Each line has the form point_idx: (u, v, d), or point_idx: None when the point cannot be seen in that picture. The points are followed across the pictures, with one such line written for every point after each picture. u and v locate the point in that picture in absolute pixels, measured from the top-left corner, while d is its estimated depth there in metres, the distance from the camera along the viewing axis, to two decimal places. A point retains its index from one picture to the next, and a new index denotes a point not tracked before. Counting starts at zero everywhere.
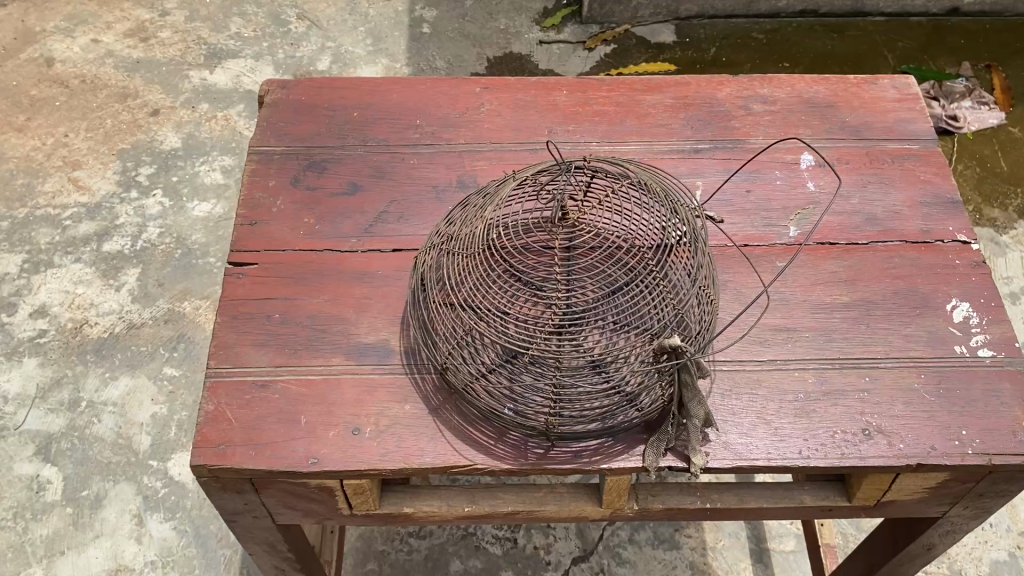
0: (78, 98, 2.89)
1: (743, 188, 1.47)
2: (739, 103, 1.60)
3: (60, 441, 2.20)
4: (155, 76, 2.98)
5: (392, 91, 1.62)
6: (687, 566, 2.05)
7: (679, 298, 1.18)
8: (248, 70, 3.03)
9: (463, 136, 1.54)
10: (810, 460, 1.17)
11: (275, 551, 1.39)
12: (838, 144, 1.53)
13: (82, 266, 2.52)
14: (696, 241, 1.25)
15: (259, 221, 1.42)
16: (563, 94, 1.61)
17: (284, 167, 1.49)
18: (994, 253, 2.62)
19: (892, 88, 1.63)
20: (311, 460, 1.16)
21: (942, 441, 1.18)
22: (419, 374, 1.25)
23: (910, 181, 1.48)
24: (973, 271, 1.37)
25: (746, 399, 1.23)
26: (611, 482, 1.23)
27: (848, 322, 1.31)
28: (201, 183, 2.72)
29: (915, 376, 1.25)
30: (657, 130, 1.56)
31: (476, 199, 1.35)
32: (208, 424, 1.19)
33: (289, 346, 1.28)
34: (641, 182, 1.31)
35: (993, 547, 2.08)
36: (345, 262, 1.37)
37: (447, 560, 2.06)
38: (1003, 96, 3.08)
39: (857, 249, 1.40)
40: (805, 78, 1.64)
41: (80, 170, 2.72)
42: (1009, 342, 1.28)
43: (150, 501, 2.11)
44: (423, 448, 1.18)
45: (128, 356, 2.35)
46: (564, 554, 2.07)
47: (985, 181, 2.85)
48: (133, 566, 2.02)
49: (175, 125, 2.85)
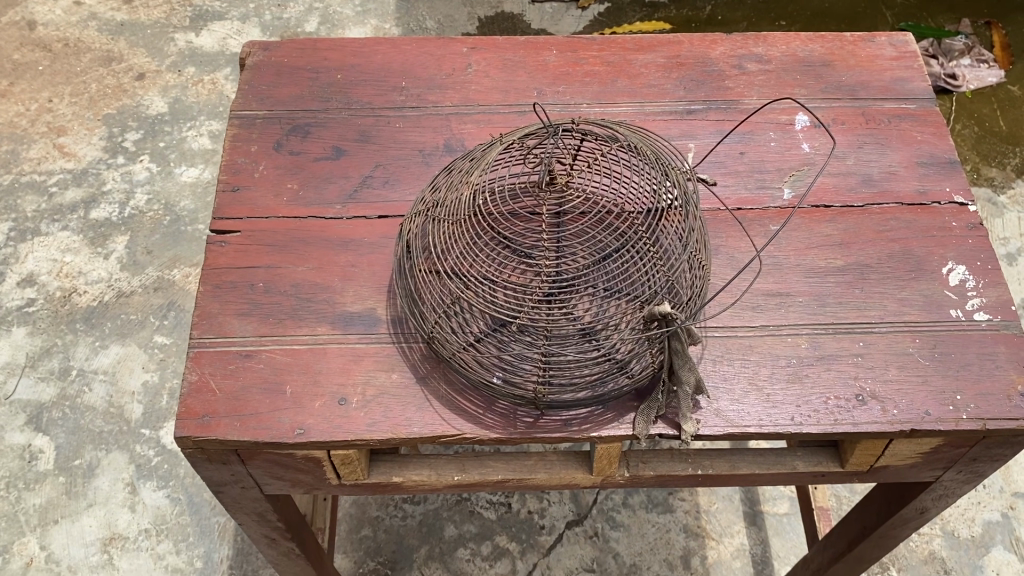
0: (62, 62, 2.83)
1: (736, 150, 1.44)
2: (732, 62, 1.56)
3: (51, 410, 2.18)
4: (140, 39, 2.92)
5: (376, 52, 1.58)
6: (681, 529, 2.06)
7: (670, 263, 1.15)
8: (234, 32, 2.97)
9: (450, 98, 1.51)
10: (802, 426, 1.15)
11: (264, 521, 1.38)
12: (833, 104, 1.50)
13: (69, 233, 2.49)
14: (688, 205, 1.22)
15: (241, 187, 1.39)
16: (552, 54, 1.57)
17: (266, 132, 1.46)
18: (992, 214, 2.60)
19: (889, 46, 1.59)
20: (297, 431, 1.15)
21: (937, 406, 1.17)
22: (406, 342, 1.23)
23: (907, 141, 1.45)
24: (970, 233, 1.34)
25: (738, 365, 1.21)
26: (602, 450, 1.22)
27: (842, 286, 1.29)
28: (189, 148, 2.68)
29: (910, 340, 1.23)
30: (648, 90, 1.52)
31: (462, 163, 1.32)
32: (191, 395, 1.17)
33: (274, 315, 1.25)
34: (632, 144, 1.28)
35: (986, 508, 2.09)
36: (329, 229, 1.34)
37: (441, 525, 2.06)
38: (1002, 53, 3.04)
39: (852, 211, 1.37)
40: (800, 36, 1.60)
41: (65, 136, 2.67)
42: (1005, 306, 1.26)
43: (143, 470, 2.11)
44: (410, 417, 1.16)
45: (118, 324, 2.33)
46: (559, 518, 2.07)
47: (984, 140, 2.82)
48: (127, 534, 2.01)
49: (161, 89, 2.80)
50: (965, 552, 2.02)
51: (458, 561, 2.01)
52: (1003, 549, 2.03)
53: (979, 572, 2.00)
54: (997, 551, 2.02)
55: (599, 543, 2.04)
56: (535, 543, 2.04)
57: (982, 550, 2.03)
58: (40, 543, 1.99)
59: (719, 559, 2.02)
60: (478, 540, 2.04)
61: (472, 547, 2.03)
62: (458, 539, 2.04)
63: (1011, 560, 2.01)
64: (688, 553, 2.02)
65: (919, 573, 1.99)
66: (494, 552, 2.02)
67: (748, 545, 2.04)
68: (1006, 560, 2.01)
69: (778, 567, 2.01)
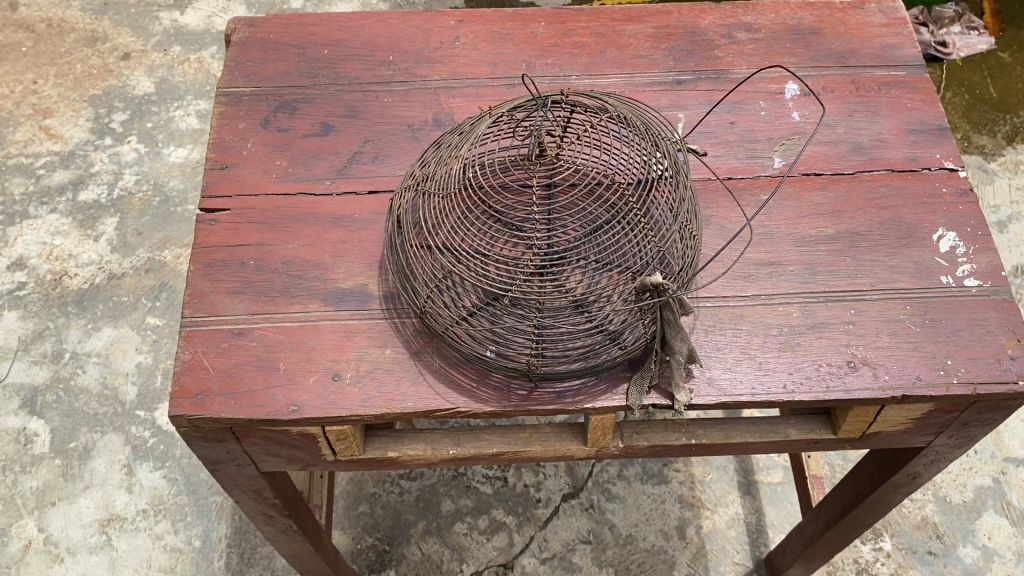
0: (46, 43, 2.80)
1: (726, 120, 1.44)
2: (722, 31, 1.55)
3: (46, 393, 2.18)
4: (124, 19, 2.89)
5: (363, 26, 1.57)
6: (676, 500, 2.07)
7: (661, 235, 1.15)
8: (219, 10, 2.94)
9: (438, 72, 1.50)
10: (795, 394, 1.16)
11: (261, 498, 1.39)
12: (823, 72, 1.49)
13: (58, 216, 2.47)
14: (679, 175, 1.22)
15: (229, 164, 1.38)
16: (541, 25, 1.56)
17: (253, 109, 1.45)
18: (982, 180, 2.61)
19: (879, 13, 1.58)
20: (291, 408, 1.15)
21: (928, 372, 1.17)
22: (399, 317, 1.23)
23: (897, 109, 1.45)
24: (960, 199, 1.34)
25: (730, 334, 1.22)
26: (596, 421, 1.23)
27: (833, 254, 1.29)
28: (176, 128, 2.66)
29: (901, 307, 1.24)
30: (638, 61, 1.51)
31: (451, 138, 1.31)
32: (185, 374, 1.17)
33: (266, 292, 1.25)
34: (621, 115, 1.27)
35: (977, 473, 2.11)
36: (319, 206, 1.34)
37: (438, 500, 2.07)
38: (993, 20, 3.02)
39: (843, 179, 1.37)
40: (789, 5, 1.59)
41: (51, 118, 2.64)
42: (995, 271, 1.27)
43: (139, 451, 2.11)
44: (404, 392, 1.17)
45: (110, 306, 2.32)
46: (554, 491, 2.09)
47: (974, 108, 2.81)
48: (124, 515, 2.02)
49: (147, 68, 2.78)
50: (957, 517, 2.05)
51: (456, 535, 2.02)
52: (994, 513, 2.05)
53: (971, 536, 2.02)
54: (989, 515, 2.05)
55: (595, 515, 2.05)
56: (532, 516, 2.05)
57: (974, 515, 2.05)
58: (38, 525, 2.00)
59: (715, 528, 2.04)
60: (475, 514, 2.05)
61: (469, 522, 2.04)
62: (455, 514, 2.05)
63: (1003, 523, 2.04)
64: (684, 523, 2.04)
65: (911, 538, 2.02)
66: (491, 525, 2.04)
67: (743, 514, 2.06)
68: (997, 524, 2.03)
69: (772, 535, 2.03)
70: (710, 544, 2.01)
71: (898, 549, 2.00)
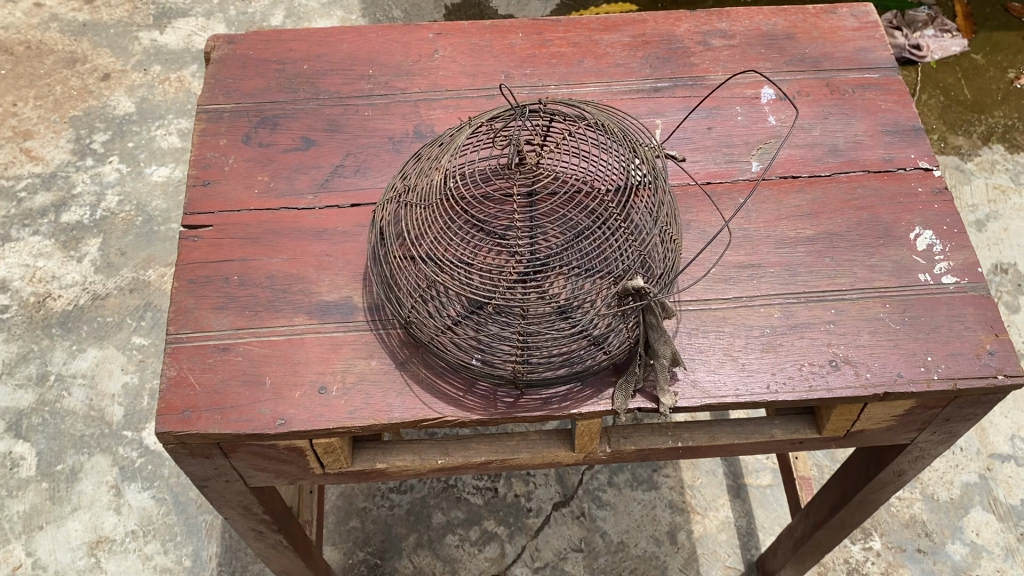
0: (24, 65, 2.79)
1: (703, 125, 1.46)
2: (697, 38, 1.57)
3: (30, 416, 2.17)
4: (103, 39, 2.88)
5: (342, 40, 1.58)
6: (667, 505, 2.08)
7: (642, 239, 1.17)
8: (199, 29, 2.95)
9: (417, 85, 1.51)
10: (778, 394, 1.17)
11: (251, 514, 1.39)
12: (798, 76, 1.51)
13: (40, 238, 2.46)
14: (657, 181, 1.24)
15: (211, 180, 1.39)
16: (519, 37, 1.58)
17: (234, 125, 1.45)
18: (960, 181, 2.64)
19: (851, 17, 1.61)
20: (278, 421, 1.15)
21: (909, 368, 1.19)
22: (384, 329, 1.24)
23: (871, 110, 1.47)
24: (935, 198, 1.36)
25: (713, 336, 1.23)
26: (583, 427, 1.23)
27: (813, 255, 1.31)
28: (158, 147, 2.66)
29: (881, 305, 1.25)
30: (615, 69, 1.53)
31: (431, 150, 1.32)
32: (171, 391, 1.17)
33: (250, 307, 1.25)
34: (600, 122, 1.28)
35: (964, 470, 2.12)
36: (302, 220, 1.34)
37: (429, 512, 2.07)
38: (965, 23, 3.07)
39: (820, 181, 1.39)
40: (763, 11, 1.61)
41: (32, 140, 2.64)
42: (972, 268, 1.29)
43: (127, 472, 2.10)
44: (391, 403, 1.17)
45: (95, 327, 2.31)
46: (545, 500, 2.09)
47: (949, 109, 2.85)
48: (113, 536, 2.00)
49: (128, 89, 2.78)
50: (945, 514, 2.06)
51: (447, 547, 2.02)
52: (981, 509, 2.07)
53: (959, 533, 2.04)
54: (976, 512, 2.06)
55: (586, 523, 2.06)
56: (523, 526, 2.05)
57: (961, 511, 2.07)
58: (26, 549, 1.98)
59: (705, 532, 2.04)
60: (466, 526, 2.05)
61: (460, 533, 2.04)
62: (446, 526, 2.05)
63: (989, 519, 2.05)
64: (674, 528, 2.05)
65: (900, 537, 2.03)
66: (483, 536, 2.04)
67: (733, 518, 2.07)
68: (984, 521, 2.05)
69: (763, 537, 2.04)
70: (701, 548, 2.02)
71: (888, 548, 2.02)
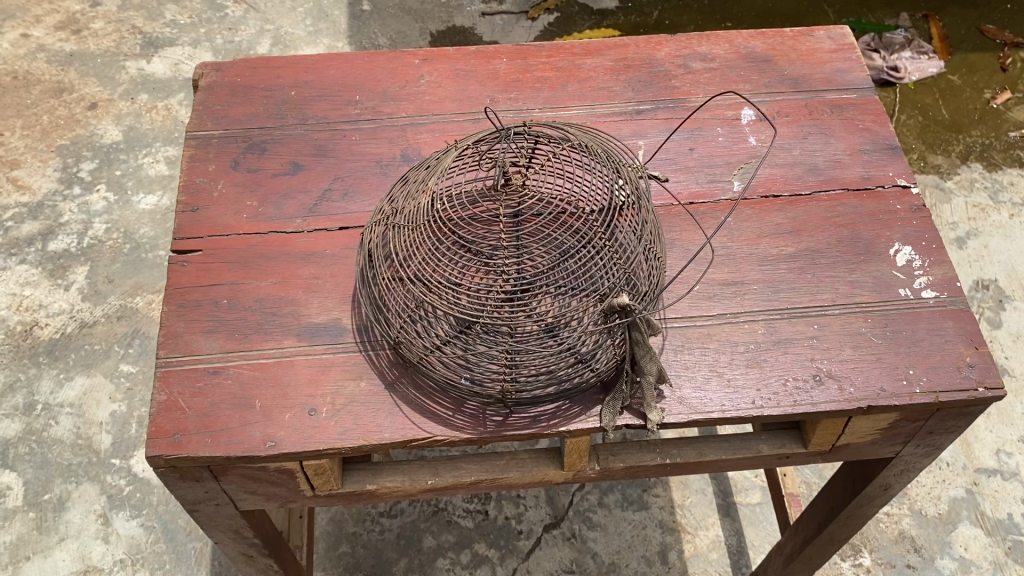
0: (11, 95, 2.80)
1: (685, 146, 1.48)
2: (678, 62, 1.60)
3: (17, 446, 2.16)
4: (91, 69, 2.90)
5: (330, 67, 1.60)
6: (656, 525, 2.08)
7: (627, 258, 1.19)
8: (186, 57, 2.97)
9: (404, 110, 1.53)
10: (763, 409, 1.19)
11: (241, 538, 1.39)
12: (776, 97, 1.54)
13: (27, 267, 2.46)
14: (640, 201, 1.26)
15: (200, 206, 1.40)
16: (503, 62, 1.60)
17: (223, 151, 1.47)
18: (939, 200, 2.67)
19: (828, 39, 1.64)
20: (268, 443, 1.16)
21: (891, 382, 1.21)
22: (373, 350, 1.25)
23: (849, 130, 1.50)
24: (913, 215, 1.39)
25: (699, 353, 1.25)
26: (571, 444, 1.24)
27: (794, 272, 1.33)
28: (146, 175, 2.67)
29: (863, 320, 1.27)
30: (598, 93, 1.55)
31: (418, 173, 1.34)
32: (161, 414, 1.18)
33: (239, 330, 1.26)
34: (583, 144, 1.30)
35: (951, 485, 2.14)
36: (291, 244, 1.35)
37: (419, 536, 2.06)
38: (941, 45, 3.14)
39: (801, 200, 1.41)
40: (742, 34, 1.65)
41: (19, 169, 2.64)
42: (951, 283, 1.31)
43: (115, 500, 2.09)
44: (381, 423, 1.18)
45: (82, 355, 2.30)
46: (536, 522, 2.09)
47: (929, 129, 2.90)
48: (102, 566, 1.99)
49: (115, 117, 2.79)
50: (933, 529, 2.07)
51: (438, 571, 2.02)
52: (969, 524, 2.08)
53: (948, 547, 2.05)
54: (964, 526, 2.08)
55: (578, 544, 2.06)
56: (514, 549, 2.05)
57: (949, 526, 2.08)
58: None
59: (696, 552, 2.05)
60: (458, 549, 2.05)
61: (451, 557, 2.03)
62: (437, 549, 2.04)
63: (977, 534, 2.07)
64: (665, 548, 2.05)
65: (890, 553, 2.04)
66: (473, 560, 2.03)
67: (723, 536, 2.07)
68: (972, 535, 2.07)
69: (753, 555, 2.05)
70: (693, 567, 2.03)
71: (878, 564, 2.03)
